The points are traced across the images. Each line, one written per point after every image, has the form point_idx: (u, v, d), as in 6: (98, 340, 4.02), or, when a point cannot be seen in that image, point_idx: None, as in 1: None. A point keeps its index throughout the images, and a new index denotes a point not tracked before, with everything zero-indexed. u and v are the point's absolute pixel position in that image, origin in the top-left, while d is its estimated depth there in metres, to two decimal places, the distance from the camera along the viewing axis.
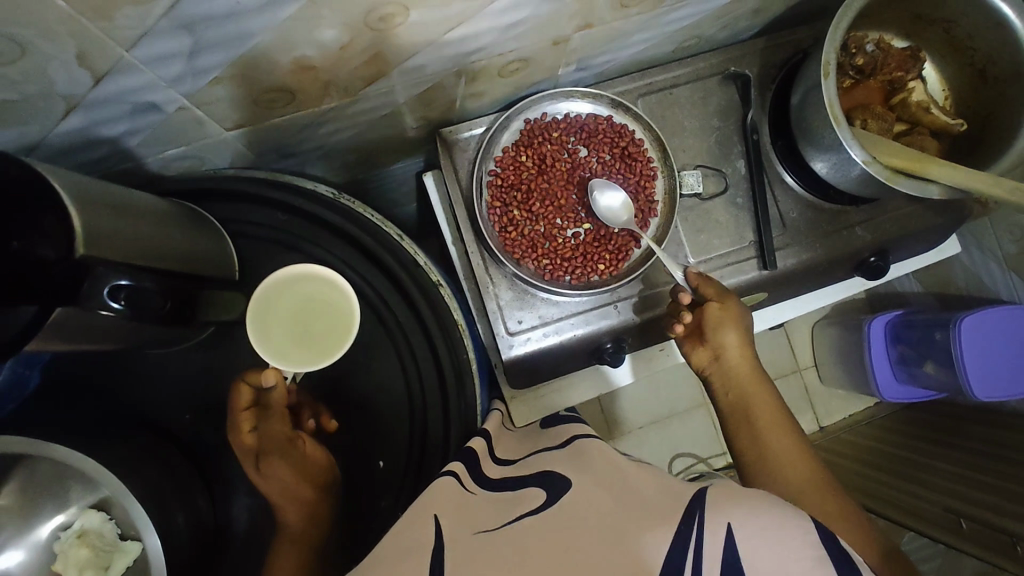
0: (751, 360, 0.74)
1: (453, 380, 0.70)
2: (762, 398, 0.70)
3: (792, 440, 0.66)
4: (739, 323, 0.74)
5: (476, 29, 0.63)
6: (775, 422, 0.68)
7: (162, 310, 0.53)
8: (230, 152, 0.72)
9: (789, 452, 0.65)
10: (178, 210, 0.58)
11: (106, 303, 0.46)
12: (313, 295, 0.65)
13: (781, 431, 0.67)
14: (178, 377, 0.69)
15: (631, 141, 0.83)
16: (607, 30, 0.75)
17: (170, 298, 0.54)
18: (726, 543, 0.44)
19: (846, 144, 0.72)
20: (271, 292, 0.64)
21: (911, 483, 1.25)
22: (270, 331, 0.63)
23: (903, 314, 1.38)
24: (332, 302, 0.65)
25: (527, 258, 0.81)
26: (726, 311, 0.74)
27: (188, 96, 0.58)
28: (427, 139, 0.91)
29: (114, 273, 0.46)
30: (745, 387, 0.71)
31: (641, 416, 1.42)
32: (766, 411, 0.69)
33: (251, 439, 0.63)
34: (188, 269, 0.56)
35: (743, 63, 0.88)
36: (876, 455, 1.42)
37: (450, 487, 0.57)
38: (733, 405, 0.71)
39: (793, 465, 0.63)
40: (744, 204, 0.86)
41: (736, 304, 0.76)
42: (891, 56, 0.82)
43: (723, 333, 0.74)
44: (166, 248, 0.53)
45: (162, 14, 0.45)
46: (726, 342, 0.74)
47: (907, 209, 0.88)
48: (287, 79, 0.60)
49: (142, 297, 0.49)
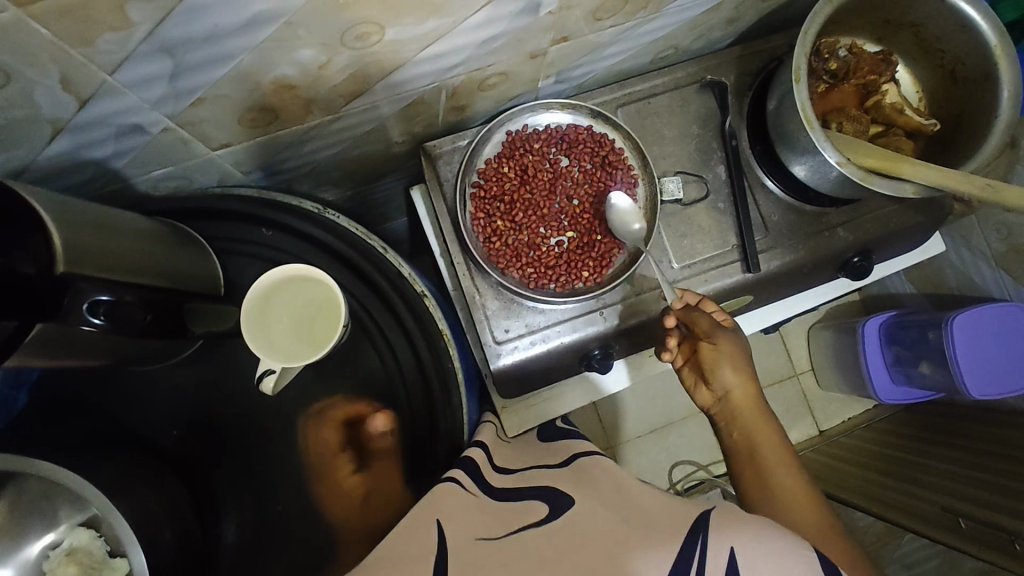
0: (755, 395, 0.74)
1: (438, 390, 0.70)
2: (768, 437, 0.70)
3: (799, 481, 0.65)
4: (734, 355, 0.75)
5: (453, 45, 0.65)
6: (781, 460, 0.67)
7: (142, 322, 0.54)
8: (217, 171, 0.74)
9: (796, 492, 0.64)
10: (162, 227, 0.59)
11: (86, 318, 0.47)
12: (280, 300, 0.63)
13: (792, 473, 0.66)
14: (167, 393, 0.69)
15: (612, 150, 0.85)
16: (583, 43, 0.76)
17: (153, 312, 0.55)
18: (730, 565, 0.43)
19: (820, 146, 0.73)
20: (285, 279, 0.63)
21: (907, 483, 1.25)
22: (262, 313, 0.62)
23: (897, 314, 1.39)
24: (330, 316, 0.62)
25: (512, 267, 0.82)
26: (724, 345, 0.75)
27: (172, 118, 0.59)
28: (413, 154, 0.93)
29: (92, 288, 0.47)
30: (750, 424, 0.71)
31: (639, 425, 1.42)
32: (773, 450, 0.68)
33: (348, 480, 0.69)
34: (171, 285, 0.57)
35: (720, 71, 0.90)
36: (878, 458, 1.40)
37: (448, 494, 0.58)
38: (740, 442, 0.71)
39: (800, 506, 0.62)
40: (725, 208, 0.87)
41: (735, 335, 0.77)
42: (863, 60, 0.84)
43: (723, 368, 0.74)
44: (149, 265, 0.54)
45: (142, 38, 0.47)
46: (727, 377, 0.74)
47: (888, 209, 0.89)
48: (269, 98, 0.62)
49: (123, 312, 0.50)
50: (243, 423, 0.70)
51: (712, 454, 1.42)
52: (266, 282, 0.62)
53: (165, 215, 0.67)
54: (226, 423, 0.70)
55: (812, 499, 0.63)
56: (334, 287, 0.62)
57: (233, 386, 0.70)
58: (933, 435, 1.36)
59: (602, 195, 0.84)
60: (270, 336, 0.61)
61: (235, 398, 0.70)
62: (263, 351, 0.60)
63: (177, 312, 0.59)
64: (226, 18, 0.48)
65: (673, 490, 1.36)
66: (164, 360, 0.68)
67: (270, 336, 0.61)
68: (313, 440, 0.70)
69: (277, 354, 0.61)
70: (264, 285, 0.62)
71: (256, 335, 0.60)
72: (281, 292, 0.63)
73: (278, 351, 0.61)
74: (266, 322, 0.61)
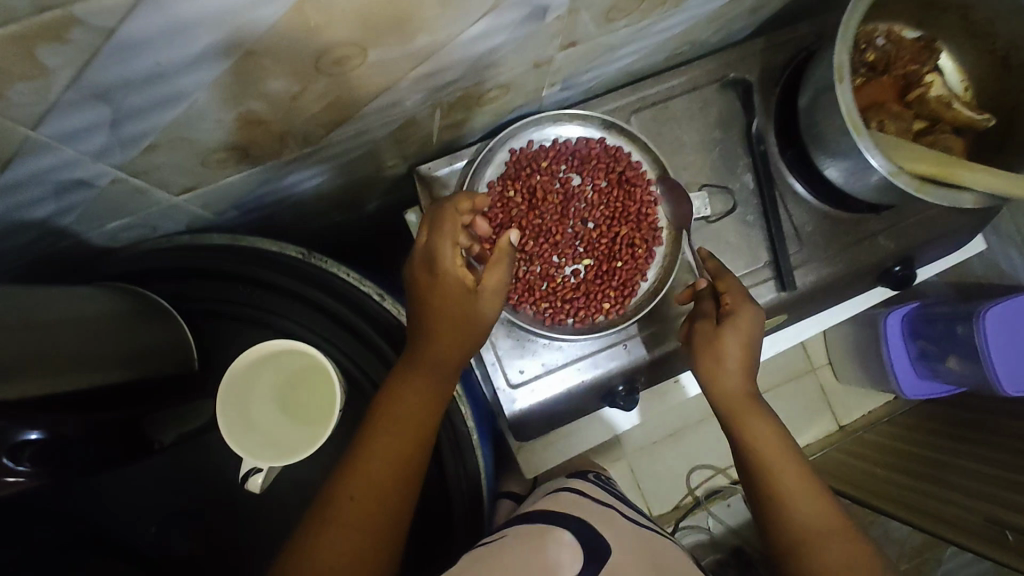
0: (751, 391, 0.66)
1: (451, 453, 0.64)
2: (773, 446, 0.63)
3: (812, 497, 0.60)
4: (745, 345, 0.65)
5: (449, 61, 0.55)
6: (785, 475, 0.61)
7: (87, 457, 0.44)
8: (184, 217, 0.64)
9: (803, 499, 0.60)
10: (98, 308, 0.49)
11: (8, 469, 0.38)
12: (247, 414, 0.54)
13: (797, 491, 0.60)
14: (141, 478, 0.61)
15: (628, 164, 0.76)
16: (593, 46, 0.67)
17: (100, 439, 0.46)
18: None
19: (867, 152, 0.64)
20: (260, 360, 0.56)
21: (930, 482, 1.11)
22: (241, 407, 0.54)
23: (916, 303, 1.18)
24: (323, 399, 0.55)
25: (524, 302, 0.74)
26: (724, 337, 0.65)
27: (121, 168, 0.50)
28: (406, 175, 0.84)
29: (16, 426, 0.38)
30: (750, 432, 0.64)
31: (652, 432, 1.28)
32: (780, 463, 0.62)
33: (461, 265, 0.60)
34: (122, 374, 0.48)
35: (742, 66, 0.81)
36: (887, 452, 1.26)
37: (475, 549, 0.52)
38: (739, 450, 0.65)
39: (808, 532, 0.58)
40: (755, 221, 0.79)
41: (746, 320, 0.65)
42: (903, 48, 0.76)
43: (724, 370, 0.65)
44: (93, 360, 0.45)
45: (66, 86, 0.37)
46: (729, 381, 0.66)
47: (932, 212, 0.81)
48: (236, 136, 0.53)
49: (59, 452, 0.41)
50: (232, 505, 0.61)
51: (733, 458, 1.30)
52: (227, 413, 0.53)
53: (122, 284, 0.57)
54: (209, 508, 0.61)
55: (823, 515, 0.59)
56: (324, 363, 0.56)
57: (215, 466, 0.62)
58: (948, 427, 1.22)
59: (621, 215, 0.76)
60: (274, 439, 0.54)
61: (221, 478, 0.61)
62: (278, 451, 0.53)
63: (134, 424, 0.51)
64: (170, 53, 0.38)
65: (692, 497, 1.25)
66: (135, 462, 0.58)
67: (273, 439, 0.54)
68: (454, 218, 0.61)
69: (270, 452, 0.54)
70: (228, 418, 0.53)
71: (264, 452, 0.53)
72: (236, 403, 0.54)
73: (290, 440, 0.54)
74: (259, 437, 0.54)
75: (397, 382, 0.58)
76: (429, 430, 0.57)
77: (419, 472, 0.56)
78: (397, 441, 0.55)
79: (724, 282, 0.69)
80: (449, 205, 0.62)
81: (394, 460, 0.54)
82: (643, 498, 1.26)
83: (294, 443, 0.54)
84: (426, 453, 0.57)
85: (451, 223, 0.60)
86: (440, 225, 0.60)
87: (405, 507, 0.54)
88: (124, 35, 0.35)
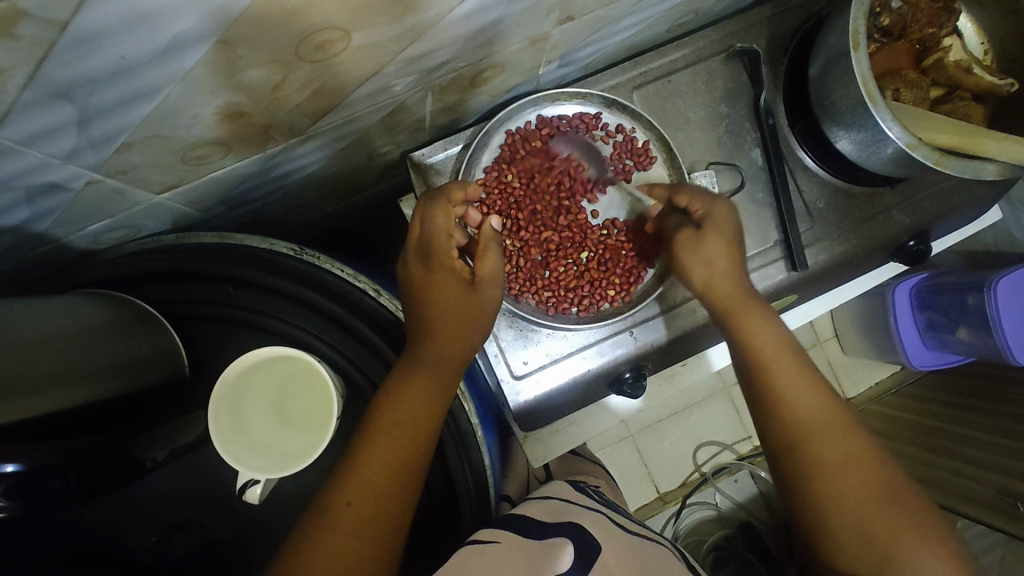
0: (745, 290, 0.63)
1: (456, 452, 0.62)
2: (773, 347, 0.60)
3: (810, 387, 0.59)
4: (729, 241, 0.63)
5: (440, 41, 0.52)
6: (786, 374, 0.59)
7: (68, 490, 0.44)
8: (168, 215, 0.61)
9: (803, 395, 0.59)
10: (74, 322, 0.46)
11: None
12: (249, 444, 0.53)
13: (793, 386, 0.59)
14: (138, 490, 0.59)
15: (631, 144, 0.74)
16: (591, 20, 0.63)
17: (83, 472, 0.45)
18: None
19: (883, 124, 0.60)
20: (262, 364, 0.54)
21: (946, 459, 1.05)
22: (236, 414, 0.53)
23: (924, 274, 1.11)
24: (320, 401, 0.54)
25: (527, 292, 0.72)
26: (702, 243, 0.63)
27: (95, 169, 0.47)
28: (399, 161, 0.81)
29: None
30: (744, 328, 0.61)
31: (660, 411, 1.26)
32: (776, 361, 0.60)
33: (457, 259, 0.62)
34: (100, 392, 0.47)
35: (749, 36, 0.77)
36: (908, 429, 1.18)
37: (465, 551, 0.49)
38: (735, 347, 0.63)
39: (812, 430, 0.57)
40: (764, 198, 0.76)
41: (722, 220, 0.64)
42: (920, 11, 0.69)
43: (710, 271, 0.63)
44: (71, 382, 0.44)
45: (22, 85, 0.34)
46: (722, 282, 0.63)
47: (948, 184, 0.78)
48: (216, 131, 0.49)
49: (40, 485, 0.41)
50: (233, 514, 0.60)
51: (738, 433, 1.27)
52: (228, 450, 0.52)
53: (103, 290, 0.55)
54: (212, 516, 0.60)
55: (818, 405, 0.58)
56: (321, 371, 0.54)
57: (217, 473, 0.60)
58: (971, 397, 1.10)
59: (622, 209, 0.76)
60: (293, 450, 0.53)
61: (222, 485, 0.60)
62: (298, 451, 0.52)
63: (122, 450, 0.49)
64: (134, 46, 0.35)
65: (698, 473, 1.24)
66: (136, 481, 0.57)
67: (292, 450, 0.53)
68: (443, 215, 0.61)
69: (291, 460, 0.52)
70: (230, 454, 0.52)
71: (290, 462, 0.52)
72: (229, 432, 0.52)
73: (306, 439, 0.53)
74: (280, 453, 0.53)
75: (395, 385, 0.55)
76: (432, 430, 0.56)
77: (420, 475, 0.54)
78: (394, 440, 0.53)
79: (682, 193, 0.67)
80: (440, 196, 0.62)
81: (391, 462, 0.52)
82: (650, 477, 1.25)
83: (310, 438, 0.53)
84: (428, 454, 0.55)
85: (445, 215, 0.61)
86: (431, 220, 0.61)
87: (407, 511, 0.53)
88: (80, 27, 0.31)
